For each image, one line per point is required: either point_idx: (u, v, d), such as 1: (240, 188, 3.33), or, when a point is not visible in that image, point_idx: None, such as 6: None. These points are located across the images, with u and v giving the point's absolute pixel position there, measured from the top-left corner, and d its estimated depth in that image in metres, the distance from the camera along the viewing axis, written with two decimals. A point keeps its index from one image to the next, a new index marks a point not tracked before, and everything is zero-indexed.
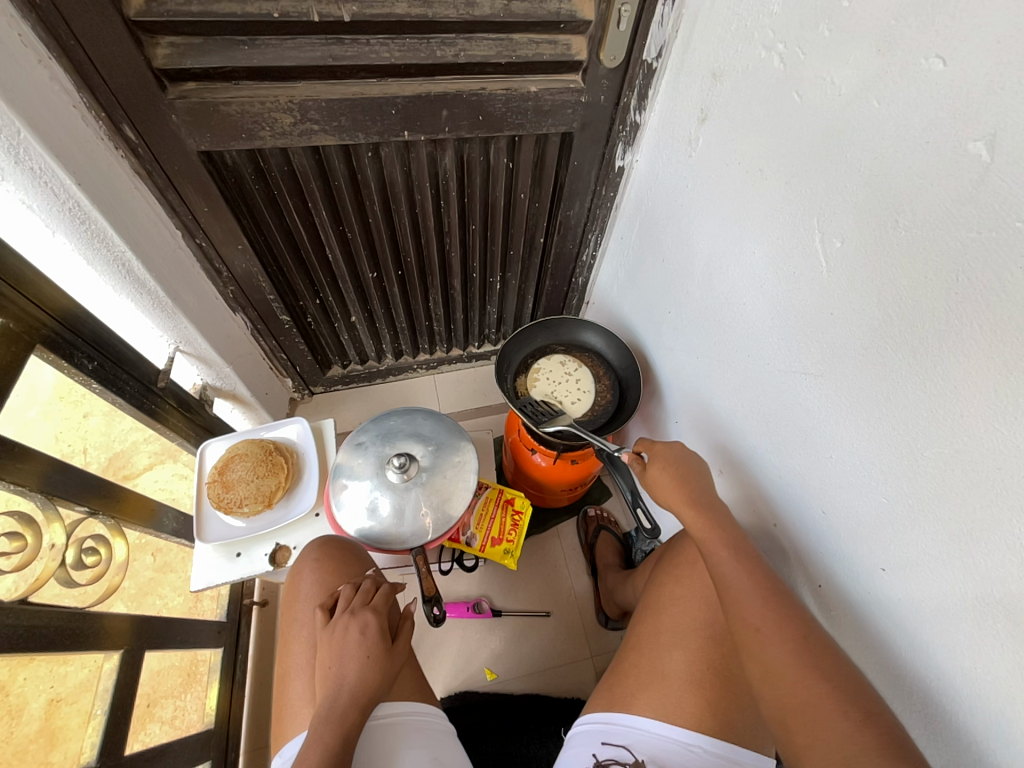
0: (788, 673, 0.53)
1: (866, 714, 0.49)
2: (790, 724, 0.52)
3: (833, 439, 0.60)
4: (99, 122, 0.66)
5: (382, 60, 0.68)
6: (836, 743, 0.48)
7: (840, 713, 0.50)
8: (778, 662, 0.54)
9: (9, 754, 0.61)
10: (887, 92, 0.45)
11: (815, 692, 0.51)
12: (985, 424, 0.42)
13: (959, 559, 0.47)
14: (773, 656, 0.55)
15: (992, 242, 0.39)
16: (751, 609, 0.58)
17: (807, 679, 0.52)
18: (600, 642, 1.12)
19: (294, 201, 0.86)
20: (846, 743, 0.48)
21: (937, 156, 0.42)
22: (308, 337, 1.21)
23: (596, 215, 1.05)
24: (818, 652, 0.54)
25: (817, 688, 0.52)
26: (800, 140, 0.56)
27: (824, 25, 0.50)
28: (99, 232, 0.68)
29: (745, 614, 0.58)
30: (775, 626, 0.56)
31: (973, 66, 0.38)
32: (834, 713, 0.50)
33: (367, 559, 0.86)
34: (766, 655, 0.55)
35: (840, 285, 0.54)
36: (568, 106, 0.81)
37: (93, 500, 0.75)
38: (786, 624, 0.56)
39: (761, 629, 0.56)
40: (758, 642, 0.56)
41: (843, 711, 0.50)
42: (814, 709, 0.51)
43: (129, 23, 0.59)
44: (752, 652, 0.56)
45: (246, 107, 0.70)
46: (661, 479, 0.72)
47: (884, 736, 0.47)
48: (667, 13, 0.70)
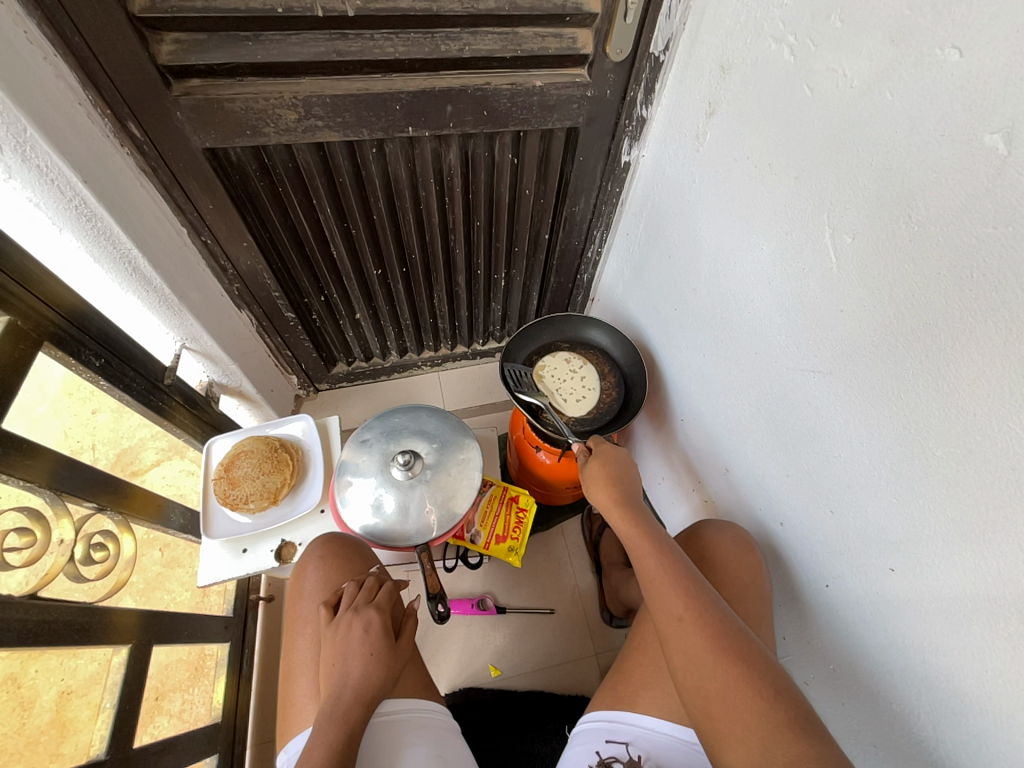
0: (704, 661, 0.53)
1: (779, 691, 0.50)
2: (712, 711, 0.51)
3: (841, 438, 0.59)
4: (104, 120, 0.66)
5: (386, 55, 0.68)
6: (752, 728, 0.48)
7: (758, 695, 0.50)
8: (694, 651, 0.54)
9: (21, 746, 0.62)
10: (900, 84, 0.44)
11: (735, 679, 0.51)
12: (1000, 424, 0.41)
13: (970, 560, 0.46)
14: (694, 644, 0.54)
15: (1009, 237, 0.38)
16: (673, 599, 0.58)
17: (720, 665, 0.52)
18: (604, 639, 1.12)
19: (298, 198, 0.86)
20: (764, 725, 0.48)
21: (953, 150, 0.41)
22: (313, 334, 1.21)
23: (602, 211, 1.04)
24: (731, 641, 0.54)
25: (736, 671, 0.51)
26: (810, 134, 0.55)
27: (837, 16, 0.49)
28: (105, 230, 0.68)
29: (666, 607, 0.58)
30: (701, 615, 0.56)
31: (991, 56, 0.37)
32: (750, 694, 0.50)
33: (371, 559, 0.85)
34: (689, 643, 0.55)
35: (850, 281, 0.53)
36: (574, 101, 0.80)
37: (102, 497, 0.76)
38: (706, 614, 0.56)
39: (684, 619, 0.56)
40: (682, 633, 0.55)
41: (759, 693, 0.50)
42: (731, 695, 0.51)
43: (133, 20, 0.59)
44: (676, 643, 0.55)
45: (251, 104, 0.69)
46: (595, 472, 0.75)
47: (793, 714, 0.48)
48: (674, 5, 0.70)
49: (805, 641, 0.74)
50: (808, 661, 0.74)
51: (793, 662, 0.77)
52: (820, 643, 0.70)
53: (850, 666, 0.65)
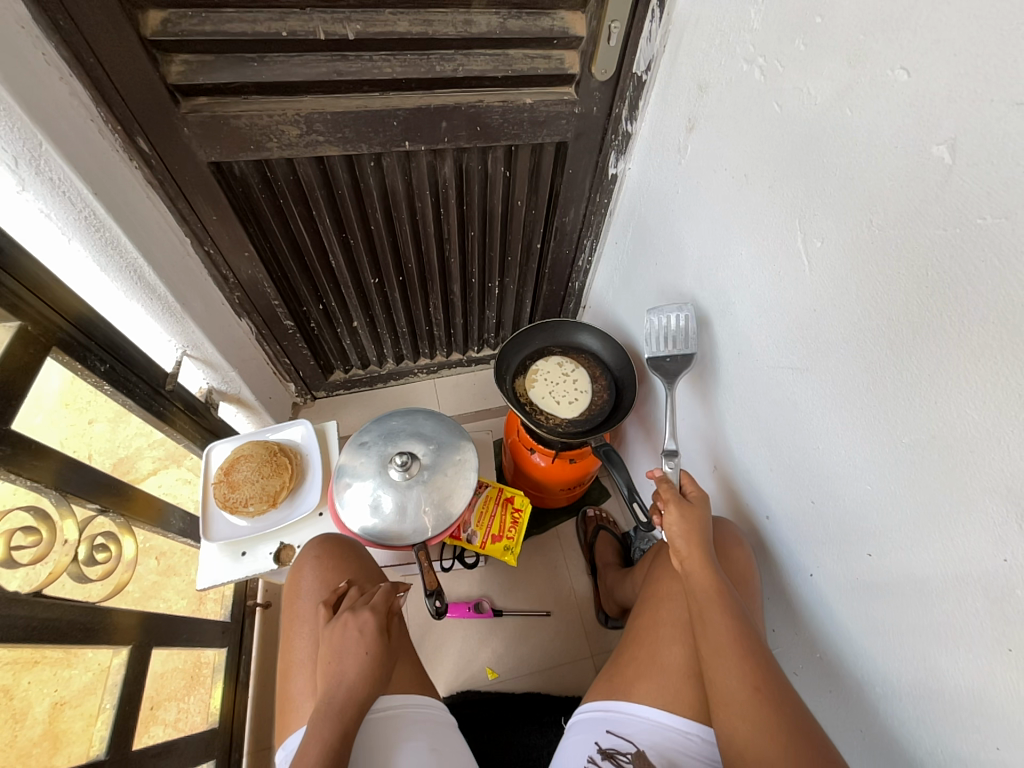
0: (772, 735, 0.56)
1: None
2: None
3: (818, 431, 0.62)
4: (115, 135, 0.69)
5: (384, 74, 0.72)
6: None
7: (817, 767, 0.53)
8: (763, 720, 0.57)
9: (12, 759, 0.61)
10: (858, 102, 0.48)
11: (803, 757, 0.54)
12: (959, 409, 0.45)
13: (938, 541, 0.49)
14: (765, 718, 0.57)
15: (958, 238, 0.42)
16: (748, 670, 0.60)
17: (788, 737, 0.55)
18: (600, 640, 1.13)
19: (299, 210, 0.89)
20: None
21: (907, 160, 0.45)
22: (311, 342, 1.23)
23: (591, 221, 1.08)
24: (792, 712, 0.57)
25: (805, 752, 0.54)
26: (781, 148, 0.59)
27: (800, 39, 0.53)
28: (113, 240, 0.71)
29: (739, 676, 0.60)
30: (769, 687, 0.58)
31: (933, 78, 0.41)
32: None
33: (370, 564, 0.86)
34: (759, 714, 0.57)
35: (822, 282, 0.57)
36: (563, 117, 0.84)
37: (105, 498, 0.77)
38: (774, 685, 0.59)
39: (758, 690, 0.58)
40: (748, 703, 0.58)
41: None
42: None
43: (146, 42, 0.63)
44: (748, 712, 0.58)
45: (255, 120, 0.73)
46: (680, 517, 0.71)
47: None
48: (655, 29, 0.74)
49: (792, 631, 0.76)
50: (796, 651, 0.76)
51: (783, 653, 0.79)
52: (807, 632, 0.73)
53: (835, 653, 0.68)
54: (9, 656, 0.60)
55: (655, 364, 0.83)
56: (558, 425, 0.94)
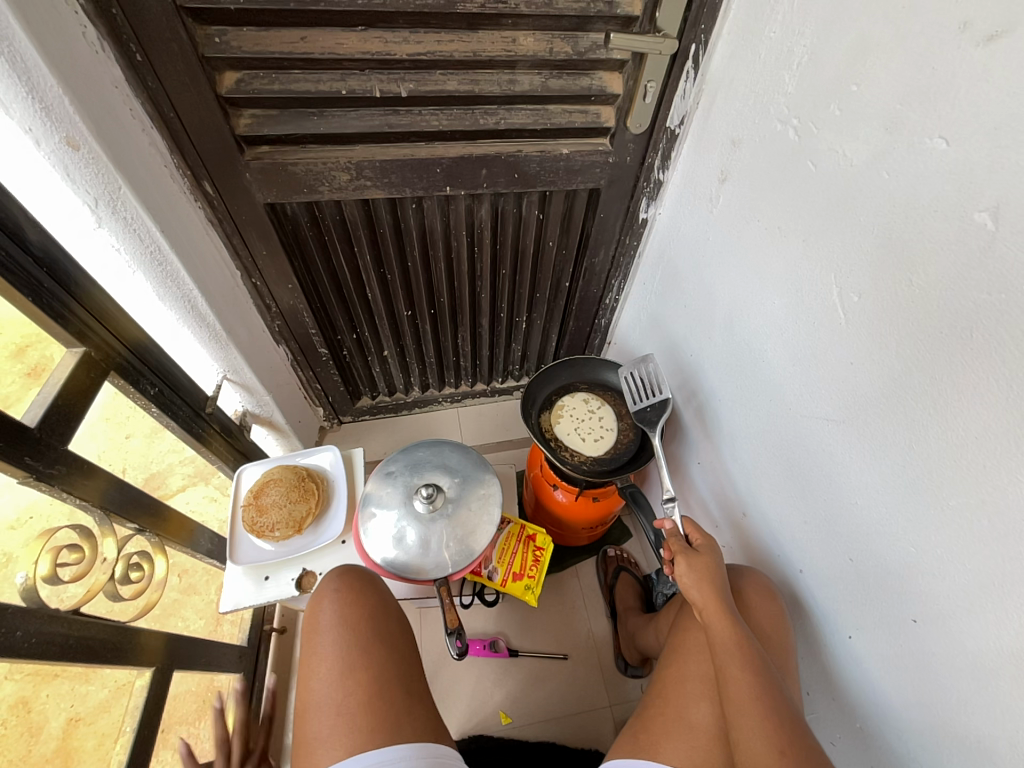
0: None
1: None
2: None
3: (856, 486, 0.60)
4: (184, 179, 0.76)
5: (431, 127, 0.77)
6: None
7: None
8: None
9: None
10: (895, 165, 0.49)
11: None
12: (1009, 476, 0.43)
13: (992, 614, 0.47)
14: None
15: (1003, 304, 0.42)
16: (772, 733, 0.57)
17: None
18: (620, 690, 1.08)
19: (342, 246, 0.94)
20: None
21: (947, 223, 0.45)
22: (342, 369, 1.27)
23: (620, 262, 1.11)
24: None
25: None
26: (815, 204, 0.60)
27: (835, 105, 0.56)
28: (172, 274, 0.76)
29: (765, 737, 0.57)
30: (797, 751, 0.56)
31: (973, 147, 0.42)
32: None
33: (391, 606, 0.80)
34: None
35: (860, 336, 0.56)
36: (597, 166, 0.88)
37: (143, 518, 0.80)
38: (803, 750, 0.56)
39: (784, 752, 0.56)
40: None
41: None
42: None
43: (220, 98, 0.69)
44: None
45: (310, 167, 0.78)
46: (687, 574, 0.72)
47: None
48: (689, 88, 0.78)
49: (829, 696, 0.72)
50: (833, 719, 0.72)
51: (818, 720, 0.74)
52: (845, 699, 0.69)
53: (878, 725, 0.64)
54: (29, 666, 0.61)
55: (639, 415, 0.93)
56: (583, 463, 0.94)
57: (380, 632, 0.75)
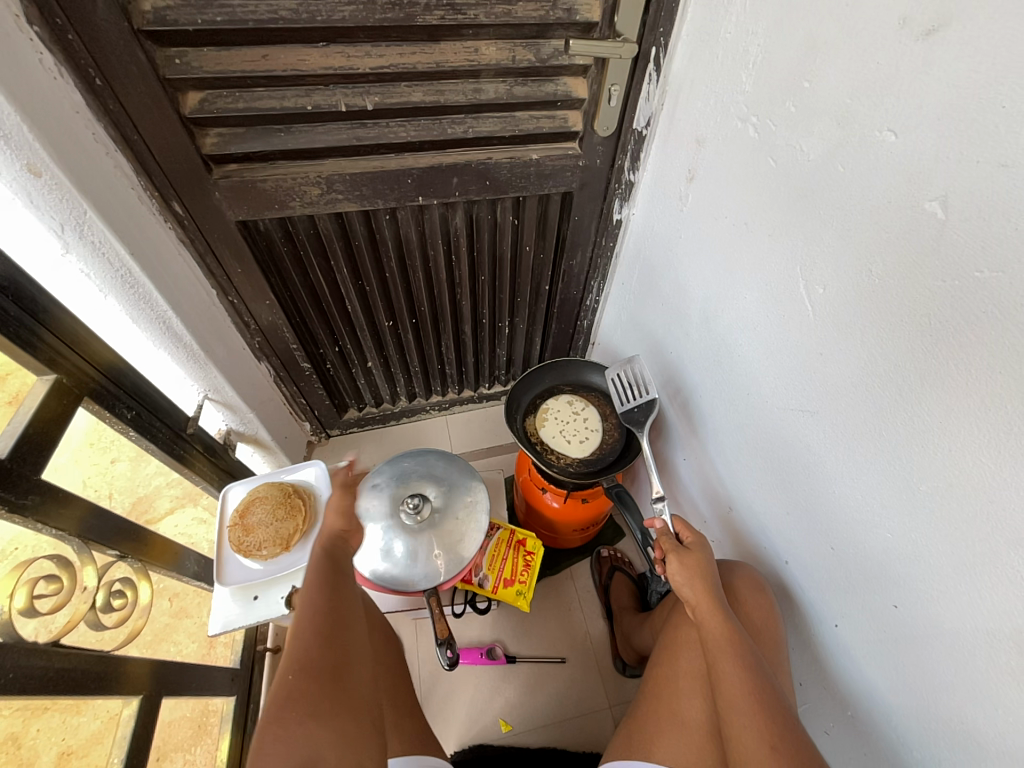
0: None
1: None
2: None
3: (832, 474, 0.61)
4: (152, 200, 0.75)
5: (400, 138, 0.77)
6: None
7: None
8: None
9: None
10: (849, 158, 0.50)
11: None
12: (974, 458, 0.44)
13: (966, 593, 0.47)
14: None
15: (957, 290, 0.43)
16: (763, 729, 0.57)
17: None
18: (618, 690, 1.08)
19: (318, 261, 0.94)
20: None
21: (901, 214, 0.46)
22: (326, 382, 1.26)
23: (598, 263, 1.11)
24: None
25: None
26: (777, 199, 0.61)
27: (790, 101, 0.57)
28: (145, 295, 0.75)
29: (757, 733, 0.57)
30: (788, 747, 0.55)
31: (920, 138, 0.43)
32: None
33: (376, 617, 0.80)
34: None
35: (827, 326, 0.57)
36: (568, 169, 0.89)
37: (125, 544, 0.79)
38: (795, 746, 0.55)
39: (775, 748, 0.55)
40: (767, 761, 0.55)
41: None
42: None
43: (185, 118, 0.69)
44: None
45: (280, 183, 0.78)
46: (678, 570, 0.72)
47: None
48: (653, 90, 0.79)
49: (821, 684, 0.72)
50: (825, 707, 0.72)
51: (812, 709, 0.75)
52: (836, 686, 0.69)
53: (868, 711, 0.64)
54: (18, 702, 0.60)
55: (627, 416, 0.93)
56: (569, 464, 0.94)
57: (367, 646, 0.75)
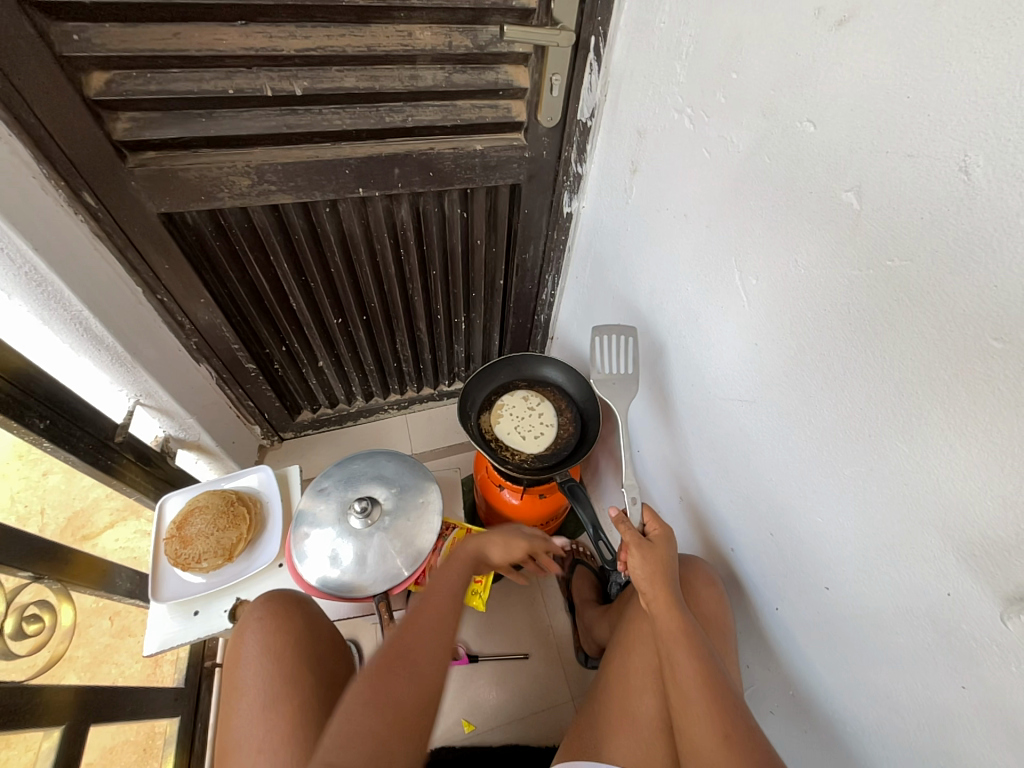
0: None
1: None
2: None
3: (769, 462, 0.62)
4: (59, 190, 0.69)
5: (334, 126, 0.73)
6: None
7: None
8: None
9: None
10: (774, 150, 0.51)
11: None
12: (891, 443, 0.45)
13: (890, 574, 0.49)
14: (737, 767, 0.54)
15: (872, 279, 0.43)
16: (715, 719, 0.58)
17: None
18: (581, 683, 1.08)
19: (256, 256, 0.89)
20: None
21: (820, 204, 0.47)
22: (275, 383, 1.21)
23: (551, 257, 1.10)
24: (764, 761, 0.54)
25: None
26: (712, 191, 0.61)
27: (720, 92, 0.57)
28: (55, 293, 0.69)
29: (710, 723, 0.58)
30: (740, 733, 0.56)
31: (834, 130, 0.44)
32: None
33: (323, 629, 0.78)
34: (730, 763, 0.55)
35: (760, 316, 0.58)
36: (514, 161, 0.87)
37: (39, 565, 0.74)
38: (746, 731, 0.57)
39: (728, 736, 0.56)
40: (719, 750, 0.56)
41: None
42: None
43: (89, 101, 0.63)
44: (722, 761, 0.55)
45: (205, 172, 0.73)
46: (638, 564, 0.71)
47: None
48: (595, 80, 0.78)
49: (766, 667, 0.74)
50: (772, 690, 0.74)
51: (759, 692, 0.77)
52: (780, 668, 0.71)
53: (808, 690, 0.66)
54: None
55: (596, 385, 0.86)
56: (524, 461, 0.93)
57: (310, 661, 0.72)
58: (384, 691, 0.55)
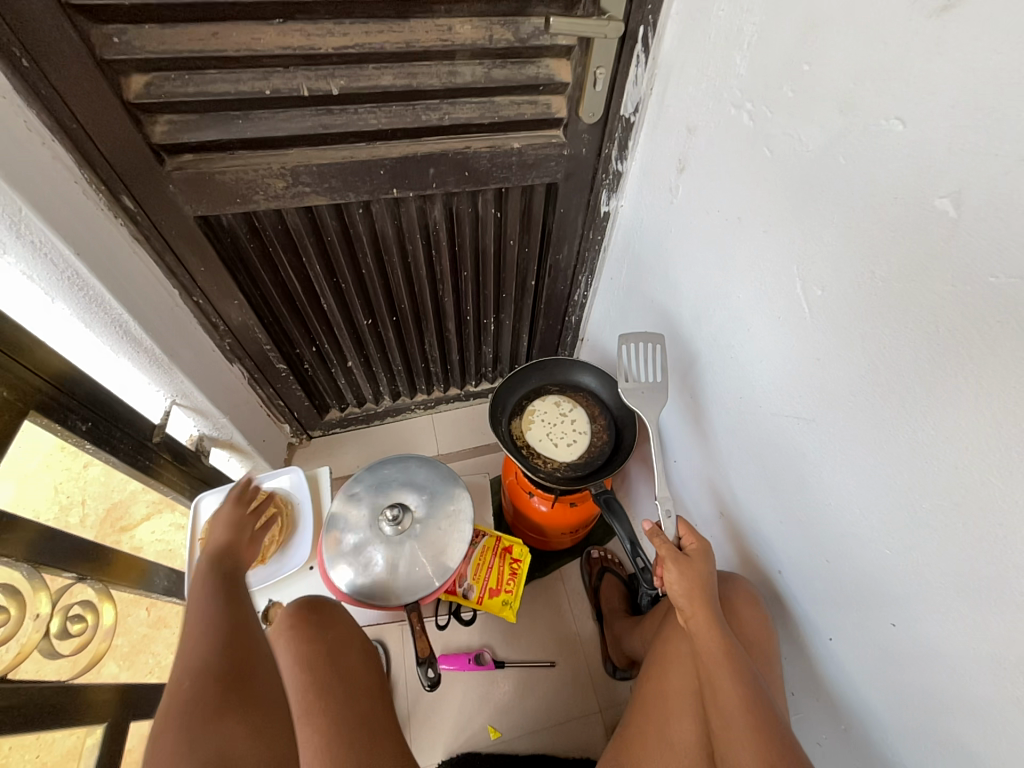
0: None
1: None
2: None
3: (827, 485, 0.58)
4: (99, 195, 0.69)
5: (370, 125, 0.71)
6: None
7: None
8: None
9: None
10: (851, 150, 0.46)
11: None
12: (982, 478, 0.41)
13: (972, 617, 0.44)
14: None
15: (969, 296, 0.39)
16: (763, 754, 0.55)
17: None
18: (610, 694, 1.06)
19: (288, 257, 0.89)
20: None
21: (906, 211, 0.42)
22: (305, 382, 1.21)
23: (585, 258, 1.07)
24: None
25: None
26: (773, 192, 0.57)
27: (788, 86, 0.52)
28: (96, 298, 0.70)
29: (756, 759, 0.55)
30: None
31: (928, 130, 0.39)
32: None
33: (355, 633, 0.78)
34: None
35: (824, 330, 0.54)
36: (551, 159, 0.84)
37: (81, 566, 0.75)
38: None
39: None
40: None
41: None
42: None
43: (129, 104, 0.63)
44: None
45: (241, 174, 0.72)
46: (676, 581, 0.68)
47: None
48: (641, 73, 0.74)
49: (815, 696, 0.70)
50: (820, 719, 0.70)
51: (804, 720, 0.74)
52: (830, 698, 0.67)
53: (864, 725, 0.62)
54: None
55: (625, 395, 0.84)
56: (555, 470, 0.91)
57: (343, 668, 0.72)
58: (189, 703, 0.49)
